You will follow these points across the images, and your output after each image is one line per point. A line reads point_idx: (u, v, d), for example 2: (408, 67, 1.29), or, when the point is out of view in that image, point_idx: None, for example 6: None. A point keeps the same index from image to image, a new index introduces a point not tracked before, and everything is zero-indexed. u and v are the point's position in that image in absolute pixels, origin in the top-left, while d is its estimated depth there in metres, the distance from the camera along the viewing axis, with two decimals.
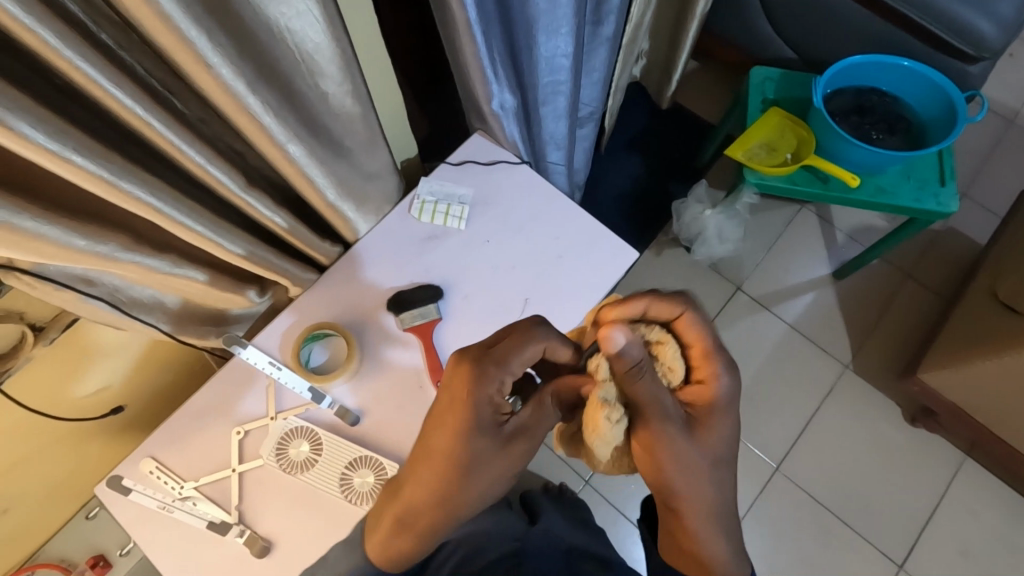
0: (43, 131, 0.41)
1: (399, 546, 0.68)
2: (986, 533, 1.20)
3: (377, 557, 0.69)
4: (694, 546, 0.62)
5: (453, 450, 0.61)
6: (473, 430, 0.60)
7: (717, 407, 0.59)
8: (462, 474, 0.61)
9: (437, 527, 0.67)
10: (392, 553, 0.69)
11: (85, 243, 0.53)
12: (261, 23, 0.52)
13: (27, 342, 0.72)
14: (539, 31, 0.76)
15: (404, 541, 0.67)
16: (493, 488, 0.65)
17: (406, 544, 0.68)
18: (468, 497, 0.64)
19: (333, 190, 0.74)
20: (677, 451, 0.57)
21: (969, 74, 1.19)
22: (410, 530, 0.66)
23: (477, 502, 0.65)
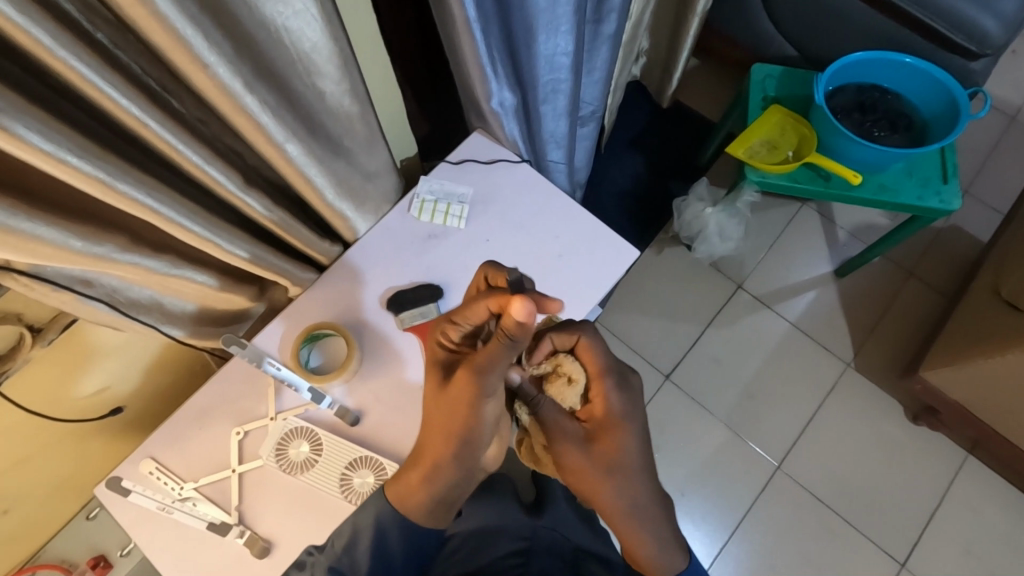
0: (38, 132, 0.41)
1: (416, 487, 0.67)
2: (990, 533, 1.19)
3: (397, 500, 0.68)
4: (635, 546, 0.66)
5: (429, 389, 0.67)
6: (439, 373, 0.67)
7: (611, 423, 0.65)
8: (438, 409, 0.65)
9: (444, 465, 0.66)
10: (409, 498, 0.68)
11: (82, 244, 0.53)
12: (258, 22, 0.51)
13: (26, 343, 0.72)
14: (538, 29, 0.75)
15: (420, 483, 0.67)
16: (484, 423, 0.64)
17: (425, 487, 0.67)
18: (456, 433, 0.64)
19: (332, 189, 0.73)
20: (639, 441, 0.65)
21: (972, 71, 1.19)
22: (421, 470, 0.67)
23: (476, 439, 0.65)
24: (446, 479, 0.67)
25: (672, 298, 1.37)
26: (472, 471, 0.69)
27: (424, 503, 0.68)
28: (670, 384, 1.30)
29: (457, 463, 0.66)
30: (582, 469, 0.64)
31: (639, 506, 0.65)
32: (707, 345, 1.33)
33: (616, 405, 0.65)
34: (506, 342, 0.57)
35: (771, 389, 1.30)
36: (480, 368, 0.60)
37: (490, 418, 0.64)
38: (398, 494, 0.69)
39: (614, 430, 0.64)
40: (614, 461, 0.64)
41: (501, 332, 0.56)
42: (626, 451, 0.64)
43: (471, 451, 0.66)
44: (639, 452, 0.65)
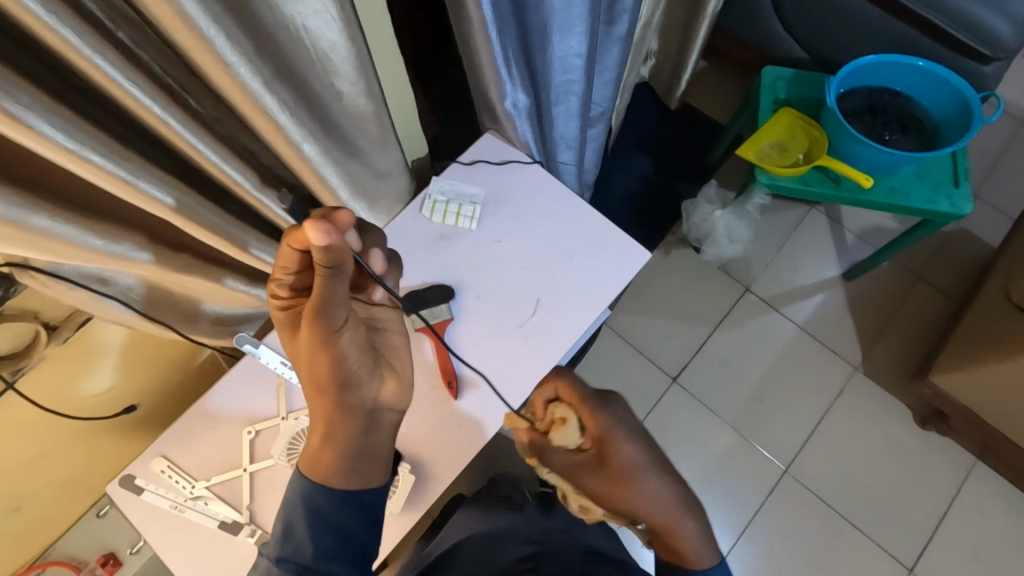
0: (63, 130, 0.41)
1: (319, 449, 0.65)
2: (998, 537, 1.19)
3: (310, 471, 0.67)
4: (677, 542, 0.69)
5: (291, 348, 0.62)
6: (290, 333, 0.61)
7: (607, 439, 0.71)
8: (298, 361, 0.61)
9: (331, 418, 0.62)
10: (316, 464, 0.67)
11: (101, 242, 0.53)
12: (279, 21, 0.51)
13: (42, 341, 0.72)
14: (553, 30, 0.75)
15: (325, 445, 0.65)
16: (353, 365, 0.59)
17: (326, 447, 0.65)
18: (325, 384, 0.60)
19: (346, 189, 0.73)
20: (637, 447, 0.71)
21: (984, 75, 1.18)
22: (317, 433, 0.65)
23: (354, 386, 0.60)
24: (343, 431, 0.63)
25: (680, 300, 1.37)
26: (373, 416, 0.64)
27: (334, 461, 0.65)
28: (677, 386, 1.30)
29: (343, 414, 0.62)
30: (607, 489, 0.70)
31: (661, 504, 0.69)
32: (715, 348, 1.33)
33: (603, 421, 0.72)
34: (329, 273, 0.53)
35: (779, 392, 1.30)
36: (316, 310, 0.55)
37: (355, 357, 0.59)
38: (310, 463, 0.67)
39: (612, 443, 0.71)
40: (625, 471, 0.70)
41: (317, 264, 0.52)
42: (630, 460, 0.70)
43: (354, 400, 0.61)
44: (643, 453, 0.71)
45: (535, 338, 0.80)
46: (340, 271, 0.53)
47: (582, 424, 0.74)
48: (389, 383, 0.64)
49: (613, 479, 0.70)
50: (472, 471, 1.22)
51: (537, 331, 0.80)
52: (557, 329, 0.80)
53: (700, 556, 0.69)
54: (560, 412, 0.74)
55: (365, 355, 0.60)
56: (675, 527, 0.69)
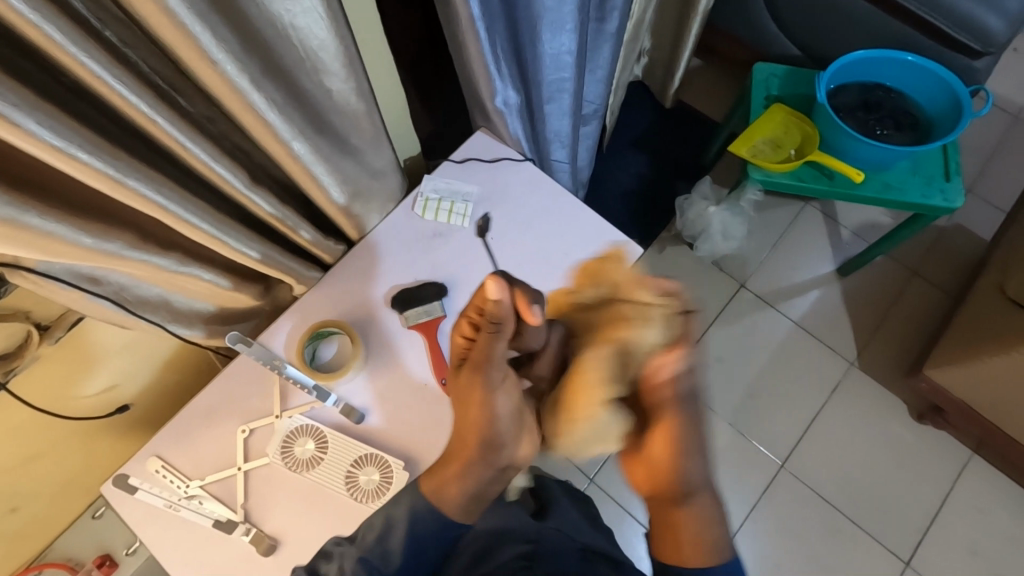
0: (50, 128, 0.41)
1: (449, 481, 0.67)
2: (994, 531, 1.19)
3: (430, 492, 0.67)
4: (689, 530, 0.64)
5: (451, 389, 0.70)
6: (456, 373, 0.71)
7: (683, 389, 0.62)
8: (456, 402, 0.69)
9: (472, 461, 0.66)
10: (443, 489, 0.67)
11: (91, 241, 0.53)
12: (267, 19, 0.52)
13: (34, 341, 0.72)
14: (543, 27, 0.76)
15: (460, 480, 0.67)
16: (503, 422, 0.66)
17: (458, 483, 0.67)
18: (473, 438, 0.66)
19: (338, 188, 0.74)
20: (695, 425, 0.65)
21: (975, 69, 1.19)
22: (453, 466, 0.67)
23: (502, 446, 0.67)
24: (476, 479, 0.67)
25: None
26: (503, 471, 0.69)
27: (458, 494, 0.67)
28: None
29: (483, 462, 0.66)
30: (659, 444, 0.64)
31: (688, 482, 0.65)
32: (711, 344, 1.33)
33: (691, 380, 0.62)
34: (494, 332, 0.65)
35: (776, 388, 1.30)
36: (476, 364, 0.65)
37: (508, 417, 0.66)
38: (433, 483, 0.68)
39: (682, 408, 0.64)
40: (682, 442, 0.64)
41: (485, 323, 0.65)
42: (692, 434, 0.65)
43: (497, 453, 0.67)
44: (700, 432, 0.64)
45: None
46: (502, 331, 0.65)
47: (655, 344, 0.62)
48: (527, 445, 0.68)
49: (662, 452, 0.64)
50: None
51: None
52: None
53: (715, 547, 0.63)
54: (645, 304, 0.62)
55: (516, 418, 0.67)
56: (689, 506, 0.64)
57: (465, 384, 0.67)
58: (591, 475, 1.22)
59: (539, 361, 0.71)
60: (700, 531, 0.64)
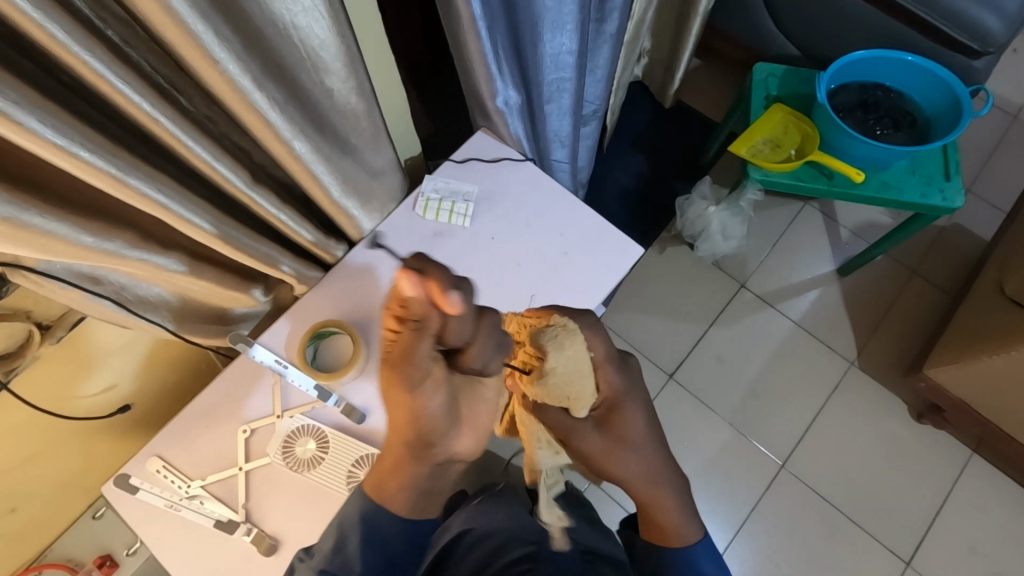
0: (51, 126, 0.41)
1: (387, 476, 0.68)
2: (995, 530, 1.19)
3: (373, 493, 0.69)
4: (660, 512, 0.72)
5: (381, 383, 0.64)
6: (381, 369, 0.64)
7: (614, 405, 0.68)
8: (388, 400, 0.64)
9: (407, 455, 0.67)
10: (385, 489, 0.68)
11: (91, 240, 0.53)
12: (267, 19, 0.52)
13: (35, 341, 0.72)
14: (544, 27, 0.76)
15: (398, 480, 0.68)
16: (434, 419, 0.63)
17: (395, 480, 0.68)
18: (410, 437, 0.65)
19: (338, 187, 0.73)
20: (644, 417, 0.69)
21: (974, 69, 1.19)
22: (387, 466, 0.68)
23: (436, 440, 0.65)
24: (413, 478, 0.68)
25: (676, 299, 1.37)
26: (445, 465, 0.69)
27: (401, 492, 0.68)
28: (674, 383, 1.30)
29: (418, 460, 0.67)
30: (599, 442, 0.68)
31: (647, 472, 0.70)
32: (711, 345, 1.33)
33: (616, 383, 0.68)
34: (416, 330, 0.57)
35: (775, 387, 1.30)
36: (398, 364, 0.59)
37: (440, 413, 0.63)
38: (375, 484, 0.69)
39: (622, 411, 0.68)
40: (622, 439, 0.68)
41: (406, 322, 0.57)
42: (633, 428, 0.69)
43: (435, 450, 0.66)
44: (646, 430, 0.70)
45: None
46: (425, 330, 0.57)
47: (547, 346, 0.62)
48: (467, 436, 0.67)
49: (609, 444, 0.68)
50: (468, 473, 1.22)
51: None
52: None
53: (673, 523, 0.72)
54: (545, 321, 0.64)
55: (449, 411, 0.63)
56: (654, 491, 0.71)
57: (387, 382, 0.62)
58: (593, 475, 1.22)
59: (466, 357, 0.60)
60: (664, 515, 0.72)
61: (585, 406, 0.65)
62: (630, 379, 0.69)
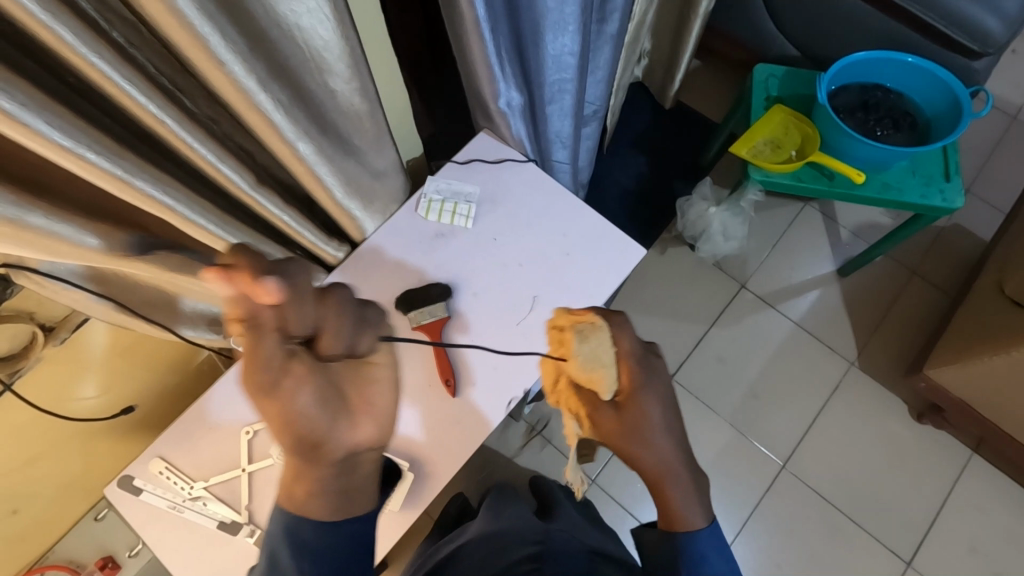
0: (59, 128, 0.41)
1: (296, 487, 0.60)
2: (995, 530, 1.19)
3: (291, 505, 0.62)
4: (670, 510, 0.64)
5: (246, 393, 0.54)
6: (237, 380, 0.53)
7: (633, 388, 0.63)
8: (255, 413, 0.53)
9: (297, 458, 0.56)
10: (300, 500, 0.61)
11: (96, 241, 0.53)
12: (272, 20, 0.52)
13: (38, 343, 0.72)
14: (546, 28, 0.76)
15: (308, 488, 0.60)
16: (314, 418, 0.52)
17: (306, 487, 0.60)
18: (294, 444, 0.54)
19: (341, 188, 0.73)
20: (661, 408, 0.63)
21: (975, 70, 1.19)
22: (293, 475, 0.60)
23: (323, 438, 0.54)
24: (318, 482, 0.59)
25: (676, 299, 1.37)
26: (352, 460, 0.58)
27: (315, 500, 0.61)
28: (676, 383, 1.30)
29: (314, 463, 0.56)
30: (610, 429, 0.63)
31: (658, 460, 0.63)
32: (712, 345, 1.33)
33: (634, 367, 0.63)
34: (255, 329, 0.48)
35: (776, 387, 1.30)
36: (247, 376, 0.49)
37: (318, 414, 0.52)
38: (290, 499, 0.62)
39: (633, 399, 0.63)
40: (634, 430, 0.62)
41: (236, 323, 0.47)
42: (648, 418, 0.63)
43: (329, 449, 0.55)
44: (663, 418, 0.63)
45: (533, 335, 0.80)
46: (263, 327, 0.48)
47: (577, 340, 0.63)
48: (365, 424, 0.56)
49: (621, 429, 0.62)
50: (470, 474, 1.22)
51: (534, 327, 0.80)
52: None
53: (687, 522, 0.64)
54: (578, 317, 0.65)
55: (331, 410, 0.53)
56: (669, 487, 0.63)
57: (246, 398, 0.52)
58: (594, 475, 1.22)
59: (324, 344, 0.53)
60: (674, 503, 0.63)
61: (608, 394, 0.64)
62: (649, 368, 0.64)
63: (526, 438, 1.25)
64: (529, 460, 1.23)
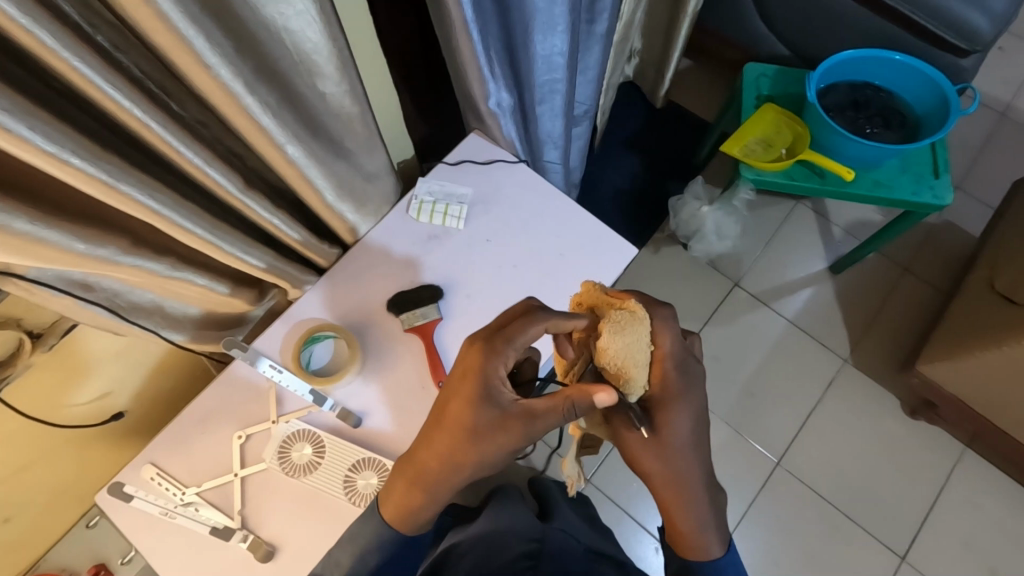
0: (41, 133, 0.41)
1: (412, 503, 0.67)
2: (990, 524, 1.20)
3: (394, 516, 0.68)
4: (685, 524, 0.66)
5: (462, 424, 0.60)
6: (485, 420, 0.60)
7: (668, 400, 0.62)
8: (454, 455, 0.62)
9: (443, 487, 0.65)
10: (407, 512, 0.67)
11: (84, 246, 0.53)
12: (259, 22, 0.51)
13: (26, 349, 0.71)
14: (535, 29, 0.76)
15: (425, 504, 0.67)
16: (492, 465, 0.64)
17: (423, 503, 0.66)
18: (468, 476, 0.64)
19: (332, 191, 0.73)
20: (693, 423, 0.62)
21: (962, 68, 1.20)
22: (415, 493, 0.66)
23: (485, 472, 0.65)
24: (438, 500, 0.67)
25: (671, 298, 1.37)
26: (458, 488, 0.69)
27: (426, 510, 0.67)
28: None
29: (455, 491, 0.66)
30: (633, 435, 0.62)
31: (685, 483, 0.63)
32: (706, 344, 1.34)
33: (674, 379, 0.62)
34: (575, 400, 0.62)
35: (770, 385, 1.31)
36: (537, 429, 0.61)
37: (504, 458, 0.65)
38: (393, 513, 0.68)
39: (666, 410, 0.62)
40: (661, 444, 0.62)
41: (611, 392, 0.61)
42: (679, 432, 0.62)
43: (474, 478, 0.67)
44: (691, 434, 0.62)
45: None
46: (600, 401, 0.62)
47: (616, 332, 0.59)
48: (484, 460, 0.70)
49: (644, 436, 0.62)
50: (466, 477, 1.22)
51: None
52: None
53: (699, 540, 0.66)
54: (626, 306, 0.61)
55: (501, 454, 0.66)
56: (680, 504, 0.65)
57: (474, 442, 0.60)
58: (590, 475, 1.22)
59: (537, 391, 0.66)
60: (688, 526, 0.66)
61: (637, 396, 0.61)
62: (687, 377, 0.63)
63: None
64: (524, 460, 1.23)
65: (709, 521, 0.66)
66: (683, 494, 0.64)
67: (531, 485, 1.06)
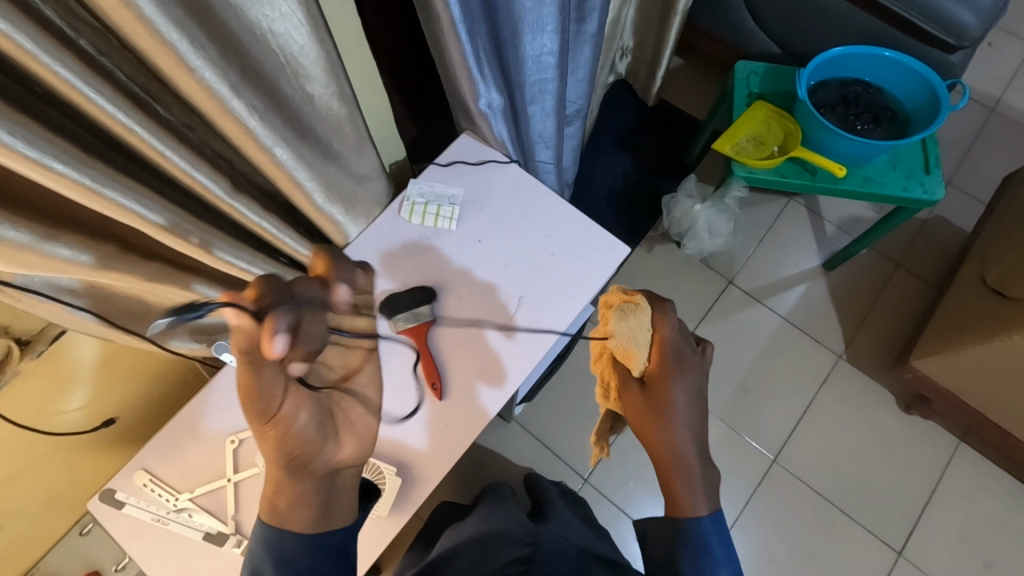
0: (22, 138, 0.40)
1: (276, 496, 0.64)
2: (984, 517, 1.20)
3: (272, 518, 0.64)
4: (677, 492, 0.65)
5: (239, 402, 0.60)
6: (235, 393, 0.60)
7: (663, 376, 0.64)
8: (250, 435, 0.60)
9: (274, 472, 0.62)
10: (276, 509, 0.64)
11: (69, 253, 0.53)
12: (244, 25, 0.51)
13: (14, 356, 0.71)
14: (524, 29, 0.76)
15: (287, 497, 0.63)
16: (304, 431, 0.59)
17: (280, 497, 0.64)
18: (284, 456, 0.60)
19: (322, 194, 0.73)
20: (689, 398, 0.64)
21: (951, 64, 1.20)
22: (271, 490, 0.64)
23: (312, 454, 0.61)
24: (299, 493, 0.63)
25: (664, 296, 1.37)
26: (331, 477, 0.64)
27: (295, 511, 0.63)
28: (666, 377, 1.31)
29: (299, 477, 0.62)
30: (635, 405, 0.65)
31: (679, 449, 0.64)
32: None
33: (669, 356, 0.65)
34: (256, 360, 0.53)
35: (764, 381, 1.31)
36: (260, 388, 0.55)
37: (314, 430, 0.60)
38: (271, 512, 0.64)
39: (661, 385, 0.64)
40: (656, 411, 0.64)
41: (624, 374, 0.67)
42: (676, 404, 0.63)
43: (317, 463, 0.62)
44: (688, 407, 0.64)
45: (518, 337, 0.79)
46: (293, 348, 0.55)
47: (621, 320, 0.65)
48: (347, 441, 0.64)
49: (644, 406, 0.64)
50: (461, 478, 1.22)
51: (519, 329, 0.80)
52: (539, 326, 0.80)
53: (692, 505, 0.64)
54: (630, 299, 0.66)
55: (321, 427, 0.60)
56: (677, 474, 0.64)
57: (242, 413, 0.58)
58: (586, 475, 1.22)
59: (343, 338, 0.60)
60: (683, 491, 0.64)
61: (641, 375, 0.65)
62: (683, 361, 0.65)
63: (513, 441, 1.24)
64: (519, 460, 1.23)
65: (699, 486, 0.65)
66: (678, 462, 0.64)
67: (528, 485, 1.06)
